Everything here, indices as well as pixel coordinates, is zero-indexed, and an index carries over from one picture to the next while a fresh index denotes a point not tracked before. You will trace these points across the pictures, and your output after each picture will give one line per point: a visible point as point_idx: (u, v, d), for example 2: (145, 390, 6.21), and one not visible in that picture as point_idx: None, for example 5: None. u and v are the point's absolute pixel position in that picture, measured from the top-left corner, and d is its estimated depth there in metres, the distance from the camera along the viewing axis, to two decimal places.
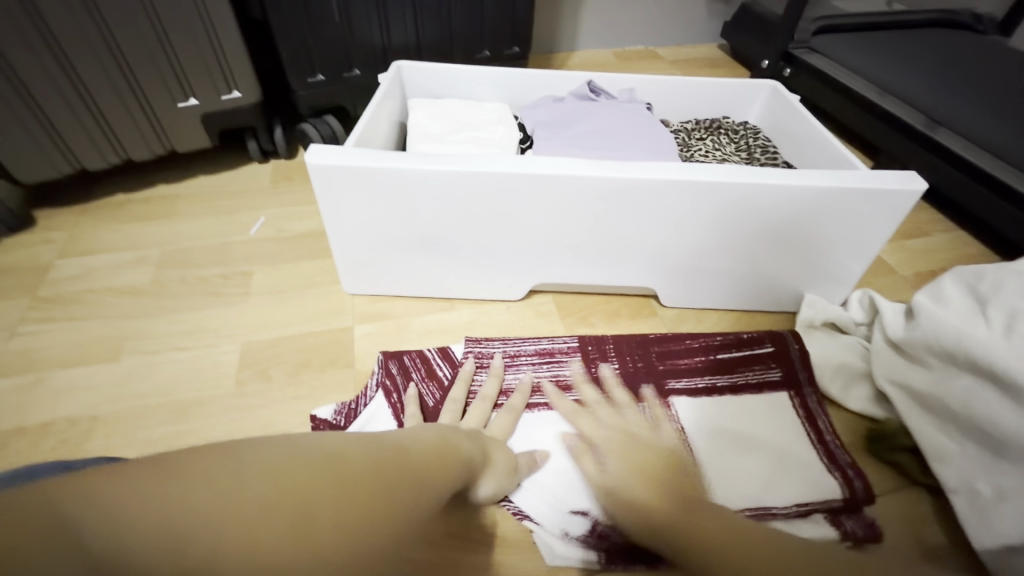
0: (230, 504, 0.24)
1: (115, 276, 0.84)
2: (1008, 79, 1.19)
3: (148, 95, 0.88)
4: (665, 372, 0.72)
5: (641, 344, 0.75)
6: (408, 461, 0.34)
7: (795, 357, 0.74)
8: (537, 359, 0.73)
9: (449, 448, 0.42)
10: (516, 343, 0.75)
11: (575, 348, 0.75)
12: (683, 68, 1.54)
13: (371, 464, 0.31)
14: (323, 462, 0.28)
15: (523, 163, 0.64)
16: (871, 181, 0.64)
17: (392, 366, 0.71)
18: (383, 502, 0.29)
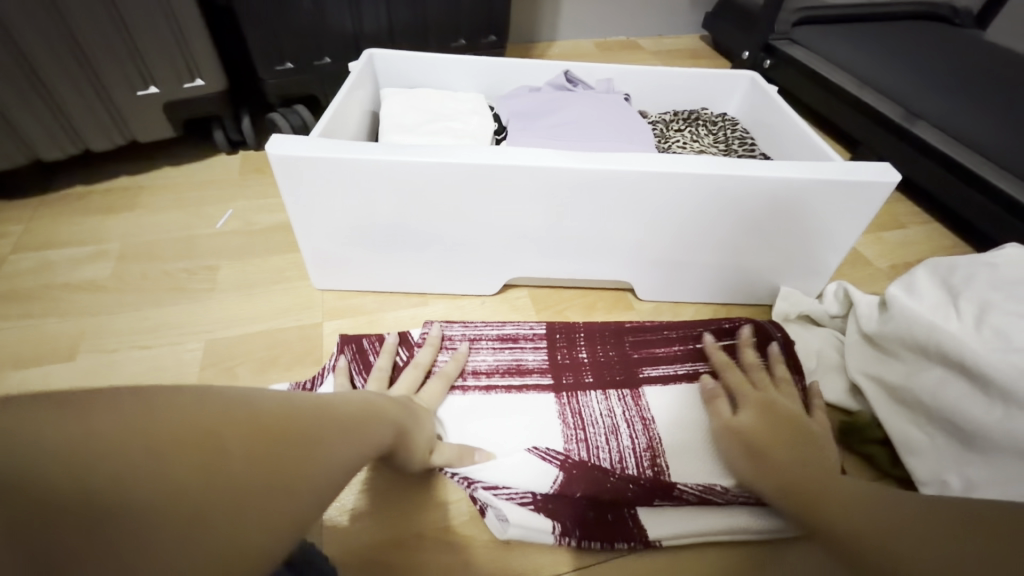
0: (139, 445, 0.23)
1: (74, 271, 0.81)
2: (982, 72, 1.20)
3: (105, 83, 0.85)
4: (640, 361, 0.71)
5: (615, 332, 0.74)
6: (335, 423, 0.35)
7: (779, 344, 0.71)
8: (497, 344, 0.72)
9: (376, 411, 0.43)
10: (476, 326, 0.74)
11: (542, 334, 0.74)
12: (665, 59, 1.53)
13: (299, 426, 0.31)
14: (265, 408, 0.29)
15: (494, 153, 0.63)
16: (845, 172, 0.63)
17: (349, 349, 0.69)
18: (315, 451, 0.30)
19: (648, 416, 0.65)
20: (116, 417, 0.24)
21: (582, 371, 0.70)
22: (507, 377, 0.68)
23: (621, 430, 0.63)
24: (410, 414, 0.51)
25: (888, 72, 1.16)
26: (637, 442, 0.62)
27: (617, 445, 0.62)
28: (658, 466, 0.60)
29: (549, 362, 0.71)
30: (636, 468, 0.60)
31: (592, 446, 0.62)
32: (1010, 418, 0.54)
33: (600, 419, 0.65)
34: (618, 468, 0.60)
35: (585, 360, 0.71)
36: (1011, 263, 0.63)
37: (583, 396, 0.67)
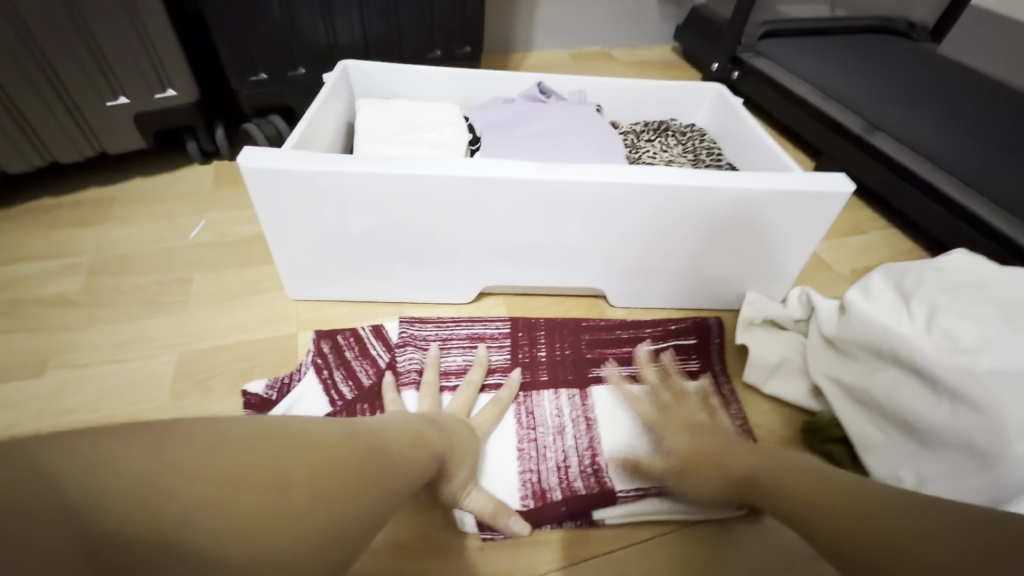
0: (244, 453, 0.27)
1: (42, 285, 0.80)
2: (936, 84, 1.26)
3: (73, 95, 0.84)
4: (592, 361, 0.73)
5: (573, 330, 0.77)
6: (384, 459, 0.36)
7: (713, 350, 0.77)
8: (466, 343, 0.74)
9: (413, 447, 0.42)
10: (449, 327, 0.76)
11: (505, 334, 0.76)
12: (638, 69, 1.57)
13: (362, 447, 0.35)
14: (333, 442, 0.33)
15: (465, 165, 0.64)
16: (804, 183, 0.66)
17: (324, 345, 0.71)
18: (380, 483, 0.34)
19: (593, 416, 0.67)
20: (185, 446, 0.26)
21: (539, 370, 0.72)
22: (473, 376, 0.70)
23: (567, 430, 0.65)
24: (452, 435, 0.51)
25: (847, 85, 1.22)
26: (580, 442, 0.64)
27: (562, 444, 0.64)
28: (596, 465, 0.62)
29: (510, 361, 0.73)
30: (578, 466, 0.62)
31: (540, 447, 0.63)
32: (957, 415, 0.58)
33: (550, 418, 0.66)
34: (563, 470, 0.61)
35: (543, 358, 0.73)
36: (957, 268, 0.67)
37: (537, 395, 0.69)
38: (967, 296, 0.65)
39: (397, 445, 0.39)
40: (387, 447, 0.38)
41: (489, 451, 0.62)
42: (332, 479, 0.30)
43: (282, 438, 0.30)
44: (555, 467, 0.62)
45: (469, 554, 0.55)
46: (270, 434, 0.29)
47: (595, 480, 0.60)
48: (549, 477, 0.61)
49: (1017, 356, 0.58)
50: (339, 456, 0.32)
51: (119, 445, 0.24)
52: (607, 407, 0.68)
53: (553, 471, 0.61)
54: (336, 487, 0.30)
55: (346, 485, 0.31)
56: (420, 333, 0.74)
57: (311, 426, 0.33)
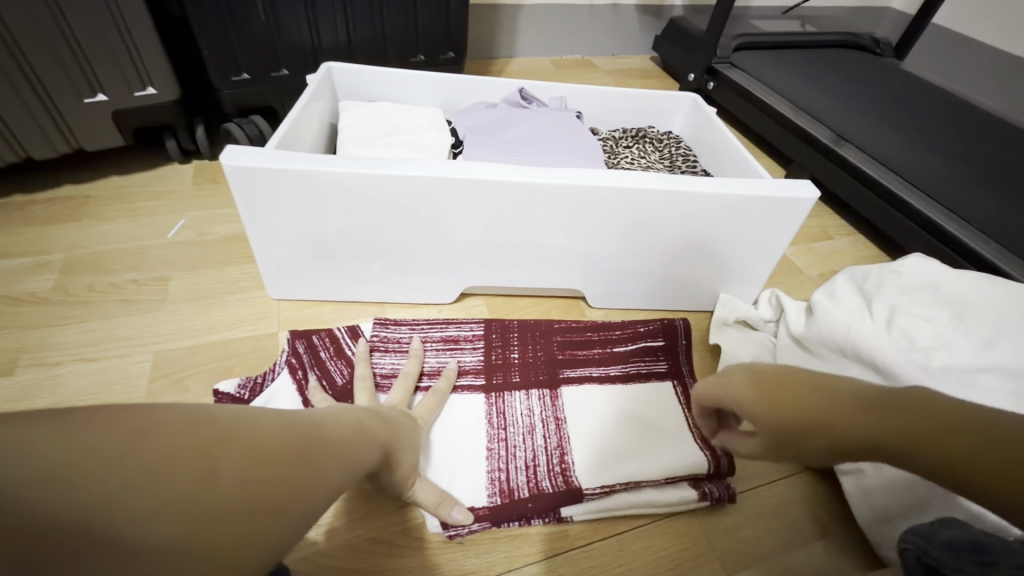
0: (176, 441, 0.26)
1: (13, 283, 0.78)
2: (899, 99, 1.33)
3: (50, 91, 0.83)
4: (563, 362, 0.75)
5: (546, 332, 0.78)
6: (324, 445, 0.35)
7: (681, 352, 0.79)
8: (441, 345, 0.75)
9: (359, 439, 0.41)
10: (424, 328, 0.77)
11: (479, 336, 0.77)
12: (618, 77, 1.60)
13: (305, 433, 0.34)
14: (275, 429, 0.32)
15: (449, 167, 0.65)
16: (774, 188, 0.69)
17: (299, 345, 0.71)
18: (322, 469, 0.33)
19: (563, 416, 0.69)
20: (113, 429, 0.25)
21: (512, 372, 0.73)
22: None
23: (537, 429, 0.67)
24: (397, 428, 0.50)
25: (816, 98, 1.27)
26: (549, 442, 0.66)
27: (532, 444, 0.65)
28: (564, 464, 0.63)
29: (483, 363, 0.74)
30: (546, 466, 0.63)
31: (510, 446, 0.65)
32: None
33: (520, 419, 0.68)
34: (531, 468, 0.63)
35: (515, 360, 0.74)
36: (914, 270, 0.71)
37: (509, 396, 0.70)
38: (923, 299, 0.69)
39: (341, 433, 0.39)
40: (333, 434, 0.37)
41: (455, 451, 0.64)
42: (267, 466, 0.29)
43: (218, 423, 0.29)
44: (525, 466, 0.63)
45: (449, 549, 0.56)
46: (204, 418, 0.28)
47: (562, 478, 0.61)
48: (518, 476, 0.62)
49: (968, 354, 0.63)
50: (277, 441, 0.31)
51: (40, 429, 0.23)
52: (577, 406, 0.70)
53: (521, 470, 0.62)
54: (269, 474, 0.29)
55: (279, 473, 0.30)
56: (394, 335, 0.75)
57: (248, 411, 0.32)
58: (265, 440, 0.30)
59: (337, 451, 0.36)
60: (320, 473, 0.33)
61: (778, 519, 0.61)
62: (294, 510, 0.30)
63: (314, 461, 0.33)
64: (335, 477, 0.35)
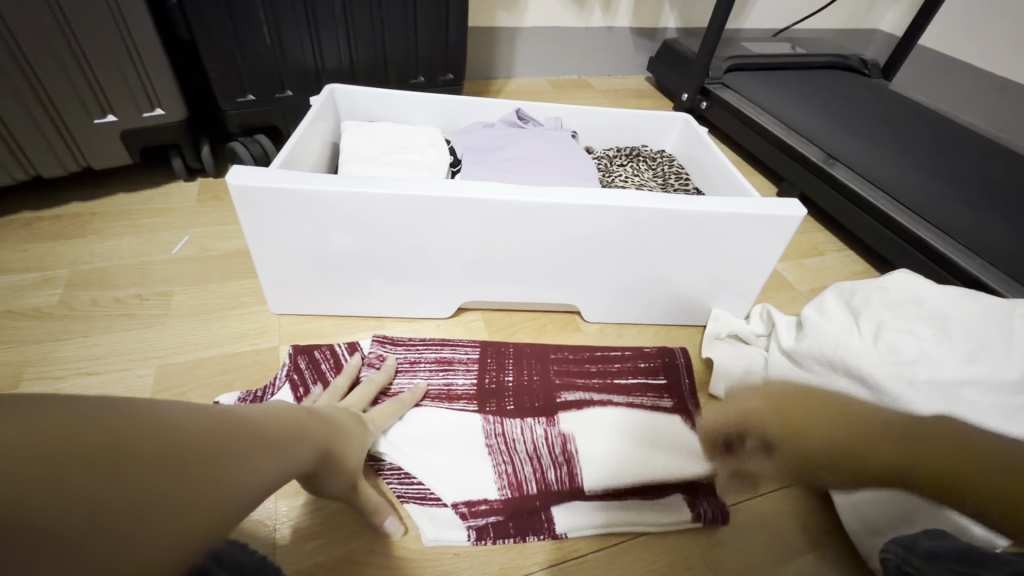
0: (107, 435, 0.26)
1: (19, 298, 0.80)
2: (887, 119, 1.36)
3: (61, 112, 0.85)
4: (559, 387, 0.74)
5: (541, 360, 0.78)
6: (257, 440, 0.36)
7: (681, 369, 0.79)
8: (434, 367, 0.75)
9: (300, 438, 0.42)
10: (417, 351, 0.77)
11: (474, 359, 0.77)
12: (614, 97, 1.64)
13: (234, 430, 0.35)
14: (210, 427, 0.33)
15: (445, 186, 0.67)
16: (761, 208, 0.71)
17: (301, 361, 0.73)
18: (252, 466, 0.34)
19: (560, 435, 0.67)
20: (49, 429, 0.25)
21: (505, 398, 0.72)
22: (436, 402, 0.70)
23: (541, 452, 0.65)
24: (339, 428, 0.51)
25: (806, 118, 1.30)
26: (552, 442, 0.66)
27: (535, 465, 0.64)
28: (568, 457, 0.65)
29: (477, 389, 0.73)
30: (550, 457, 0.65)
31: (510, 441, 0.66)
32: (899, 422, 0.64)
33: (523, 442, 0.66)
34: (536, 462, 0.64)
35: (509, 384, 0.74)
36: (898, 286, 0.73)
37: (505, 421, 0.69)
38: (908, 314, 0.71)
39: (278, 430, 0.40)
40: (270, 431, 0.38)
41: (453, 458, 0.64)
42: (200, 472, 0.30)
43: (149, 425, 0.29)
44: (531, 458, 0.64)
45: (444, 561, 0.56)
46: (141, 424, 0.28)
47: (565, 472, 0.63)
48: (524, 468, 0.63)
49: (952, 368, 0.65)
50: (200, 441, 0.31)
51: None
52: (579, 426, 0.69)
53: (526, 462, 0.64)
54: (202, 481, 0.30)
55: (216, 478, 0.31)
56: (387, 355, 0.75)
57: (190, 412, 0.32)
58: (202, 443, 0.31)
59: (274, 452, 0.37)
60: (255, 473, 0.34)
61: (770, 532, 0.62)
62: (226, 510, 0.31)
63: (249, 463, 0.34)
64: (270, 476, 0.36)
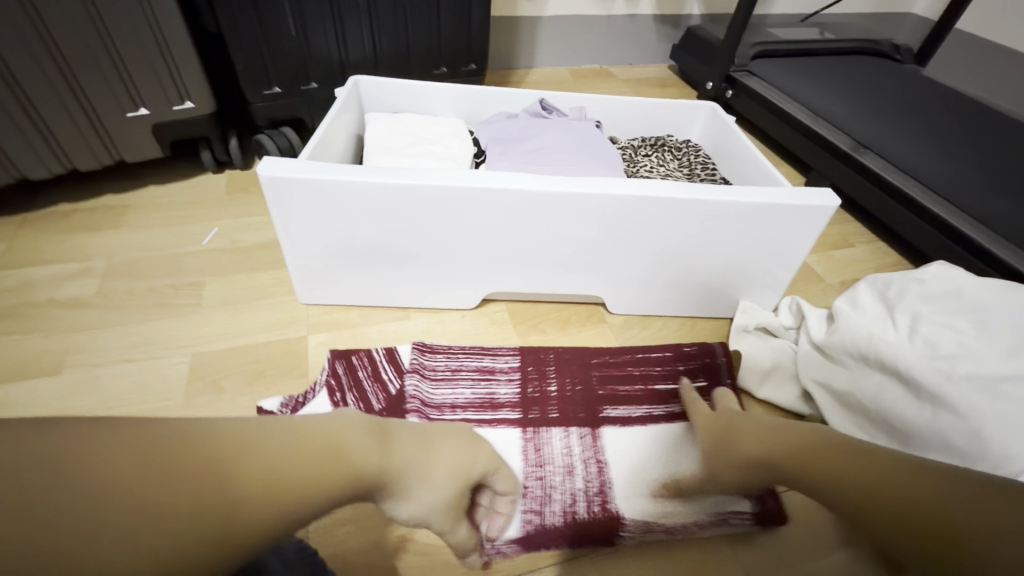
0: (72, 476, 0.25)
1: (58, 288, 0.82)
2: (922, 106, 1.32)
3: (95, 105, 0.87)
4: (603, 398, 0.73)
5: (583, 367, 0.77)
6: (277, 473, 0.31)
7: (722, 367, 0.77)
8: (476, 375, 0.74)
9: (345, 464, 0.35)
10: (459, 357, 0.76)
11: (515, 367, 0.76)
12: (636, 86, 1.62)
13: (243, 454, 0.31)
14: (210, 457, 0.29)
15: (471, 177, 0.67)
16: (792, 197, 0.70)
17: (338, 366, 0.72)
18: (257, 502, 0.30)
19: (606, 472, 0.65)
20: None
21: (550, 406, 0.71)
22: (480, 411, 0.69)
23: (576, 471, 0.64)
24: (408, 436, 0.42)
25: (835, 106, 1.27)
26: (591, 484, 0.63)
27: (570, 486, 0.63)
28: (604, 502, 0.61)
29: (520, 396, 0.72)
30: (585, 501, 0.61)
31: (548, 486, 0.62)
32: (937, 417, 0.61)
33: (559, 458, 0.65)
34: (567, 509, 0.60)
35: (553, 394, 0.73)
36: (936, 278, 0.72)
37: (546, 432, 0.68)
38: (945, 306, 0.69)
39: (314, 449, 0.34)
40: (302, 454, 0.33)
41: None
42: (158, 498, 0.27)
43: (127, 465, 0.27)
44: (563, 505, 0.61)
45: None
46: (102, 453, 0.27)
47: (604, 517, 0.60)
48: (553, 513, 0.60)
49: (992, 362, 0.62)
50: (190, 474, 0.28)
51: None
52: (619, 447, 0.67)
53: (559, 512, 0.60)
54: (165, 508, 0.27)
55: (188, 512, 0.27)
56: (429, 362, 0.74)
57: (149, 431, 0.28)
58: (149, 464, 0.27)
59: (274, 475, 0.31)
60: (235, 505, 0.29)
61: (799, 527, 0.62)
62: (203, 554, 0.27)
63: (225, 494, 0.29)
64: (272, 507, 0.30)
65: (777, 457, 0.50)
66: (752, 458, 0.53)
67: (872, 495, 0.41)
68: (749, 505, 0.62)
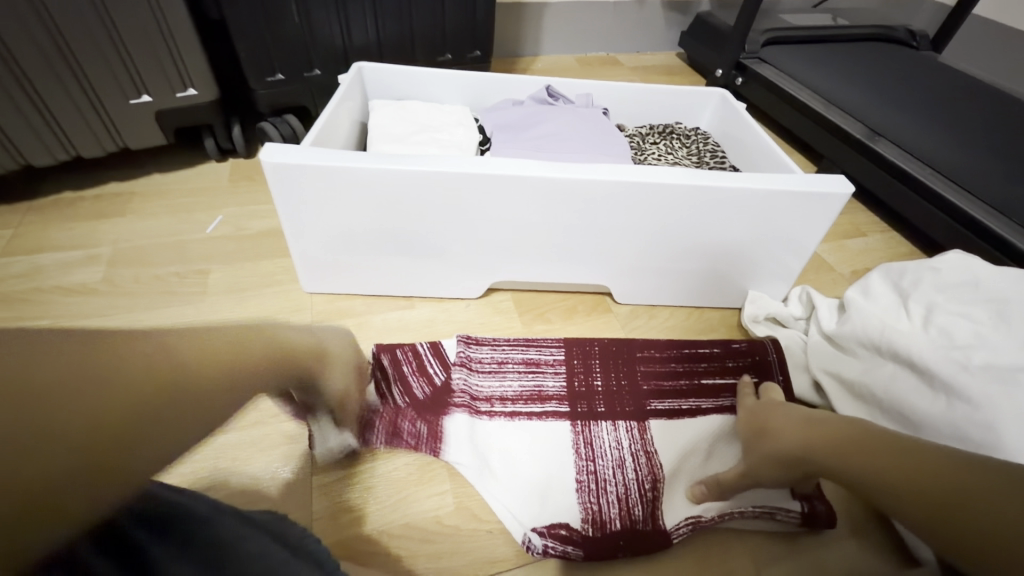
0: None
1: (65, 275, 0.82)
2: (937, 93, 1.29)
3: (98, 91, 0.86)
4: (649, 393, 0.71)
5: (629, 362, 0.75)
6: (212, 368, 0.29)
7: (773, 364, 0.75)
8: (522, 367, 0.73)
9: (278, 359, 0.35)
10: (504, 348, 0.75)
11: (561, 360, 0.74)
12: (643, 74, 1.59)
13: (165, 356, 0.27)
14: (131, 361, 0.26)
15: (477, 163, 0.66)
16: (806, 184, 0.68)
17: (384, 360, 0.71)
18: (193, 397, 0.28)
19: (657, 466, 0.63)
20: None
21: (596, 401, 0.70)
22: (528, 404, 0.68)
23: (626, 463, 0.63)
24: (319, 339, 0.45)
25: (847, 93, 1.24)
26: (641, 475, 0.62)
27: (622, 478, 0.62)
28: (656, 498, 0.60)
29: (567, 389, 0.71)
30: (638, 498, 0.60)
31: (599, 479, 0.61)
32: (952, 408, 0.60)
33: (609, 451, 0.64)
34: (622, 500, 0.60)
35: (599, 388, 0.71)
36: (952, 267, 0.70)
37: (595, 426, 0.67)
38: (962, 296, 0.68)
39: (237, 345, 0.32)
40: (232, 348, 0.31)
41: (528, 474, 0.61)
42: (83, 399, 0.24)
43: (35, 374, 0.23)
44: (615, 498, 0.60)
45: (478, 536, 0.57)
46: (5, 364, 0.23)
47: (654, 514, 0.59)
48: (609, 509, 0.59)
49: (1009, 353, 0.61)
50: (111, 374, 0.25)
51: None
52: (669, 441, 0.66)
53: (613, 504, 0.59)
54: (92, 412, 0.24)
55: (113, 414, 0.24)
56: (475, 354, 0.73)
57: (39, 352, 0.24)
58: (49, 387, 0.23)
59: (208, 347, 0.30)
60: (187, 380, 0.28)
61: None
62: (184, 428, 0.27)
63: (175, 371, 0.27)
64: (214, 387, 0.29)
65: (817, 448, 0.51)
66: (792, 449, 0.53)
67: (919, 491, 0.42)
68: (798, 504, 0.60)
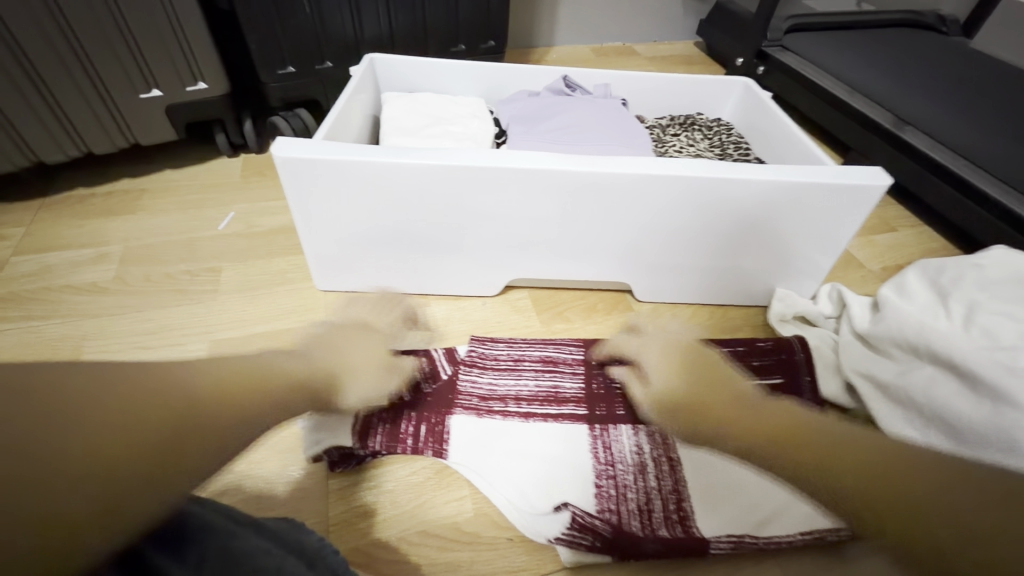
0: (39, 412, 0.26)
1: (75, 274, 0.81)
2: (970, 80, 1.23)
3: (108, 85, 0.85)
4: None
5: None
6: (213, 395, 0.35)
7: (801, 362, 0.71)
8: (539, 367, 0.71)
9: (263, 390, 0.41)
10: (520, 347, 0.74)
11: (579, 361, 0.72)
12: (661, 64, 1.55)
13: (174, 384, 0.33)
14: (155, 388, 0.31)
15: (494, 156, 0.64)
16: (839, 176, 0.65)
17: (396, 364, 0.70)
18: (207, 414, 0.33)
19: (681, 475, 0.61)
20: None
21: (615, 403, 0.68)
22: (544, 406, 0.67)
23: (648, 470, 0.61)
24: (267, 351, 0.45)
25: (876, 81, 1.19)
26: (664, 484, 0.60)
27: (644, 485, 0.59)
28: (683, 512, 0.58)
29: (585, 391, 0.69)
30: (662, 512, 0.57)
31: (620, 486, 0.59)
32: (998, 414, 0.56)
33: (629, 456, 0.62)
34: (645, 510, 0.57)
35: (619, 390, 0.69)
36: (995, 264, 0.68)
37: (614, 429, 0.65)
38: (1005, 293, 0.65)
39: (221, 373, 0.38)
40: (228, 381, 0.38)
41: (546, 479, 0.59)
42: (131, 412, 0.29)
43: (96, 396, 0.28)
44: (637, 510, 0.57)
45: (496, 544, 0.55)
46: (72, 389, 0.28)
47: (683, 527, 0.56)
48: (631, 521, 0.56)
49: None
50: (147, 396, 0.30)
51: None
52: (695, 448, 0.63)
53: (635, 514, 0.57)
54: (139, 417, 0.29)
55: (157, 419, 0.30)
56: (490, 353, 0.72)
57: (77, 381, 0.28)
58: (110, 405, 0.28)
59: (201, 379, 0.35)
60: (199, 409, 0.33)
61: None
62: (207, 441, 0.32)
63: (189, 402, 0.32)
64: (224, 405, 0.35)
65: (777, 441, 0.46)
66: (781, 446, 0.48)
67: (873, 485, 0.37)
68: None
